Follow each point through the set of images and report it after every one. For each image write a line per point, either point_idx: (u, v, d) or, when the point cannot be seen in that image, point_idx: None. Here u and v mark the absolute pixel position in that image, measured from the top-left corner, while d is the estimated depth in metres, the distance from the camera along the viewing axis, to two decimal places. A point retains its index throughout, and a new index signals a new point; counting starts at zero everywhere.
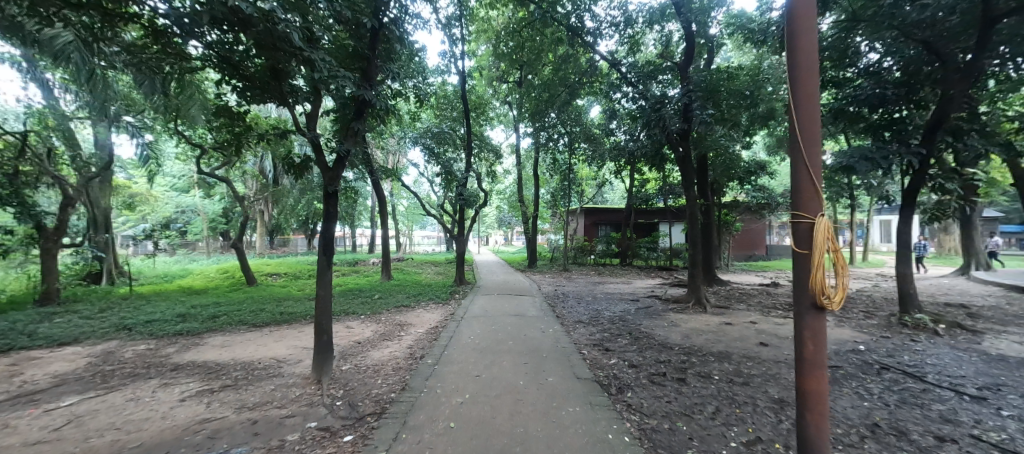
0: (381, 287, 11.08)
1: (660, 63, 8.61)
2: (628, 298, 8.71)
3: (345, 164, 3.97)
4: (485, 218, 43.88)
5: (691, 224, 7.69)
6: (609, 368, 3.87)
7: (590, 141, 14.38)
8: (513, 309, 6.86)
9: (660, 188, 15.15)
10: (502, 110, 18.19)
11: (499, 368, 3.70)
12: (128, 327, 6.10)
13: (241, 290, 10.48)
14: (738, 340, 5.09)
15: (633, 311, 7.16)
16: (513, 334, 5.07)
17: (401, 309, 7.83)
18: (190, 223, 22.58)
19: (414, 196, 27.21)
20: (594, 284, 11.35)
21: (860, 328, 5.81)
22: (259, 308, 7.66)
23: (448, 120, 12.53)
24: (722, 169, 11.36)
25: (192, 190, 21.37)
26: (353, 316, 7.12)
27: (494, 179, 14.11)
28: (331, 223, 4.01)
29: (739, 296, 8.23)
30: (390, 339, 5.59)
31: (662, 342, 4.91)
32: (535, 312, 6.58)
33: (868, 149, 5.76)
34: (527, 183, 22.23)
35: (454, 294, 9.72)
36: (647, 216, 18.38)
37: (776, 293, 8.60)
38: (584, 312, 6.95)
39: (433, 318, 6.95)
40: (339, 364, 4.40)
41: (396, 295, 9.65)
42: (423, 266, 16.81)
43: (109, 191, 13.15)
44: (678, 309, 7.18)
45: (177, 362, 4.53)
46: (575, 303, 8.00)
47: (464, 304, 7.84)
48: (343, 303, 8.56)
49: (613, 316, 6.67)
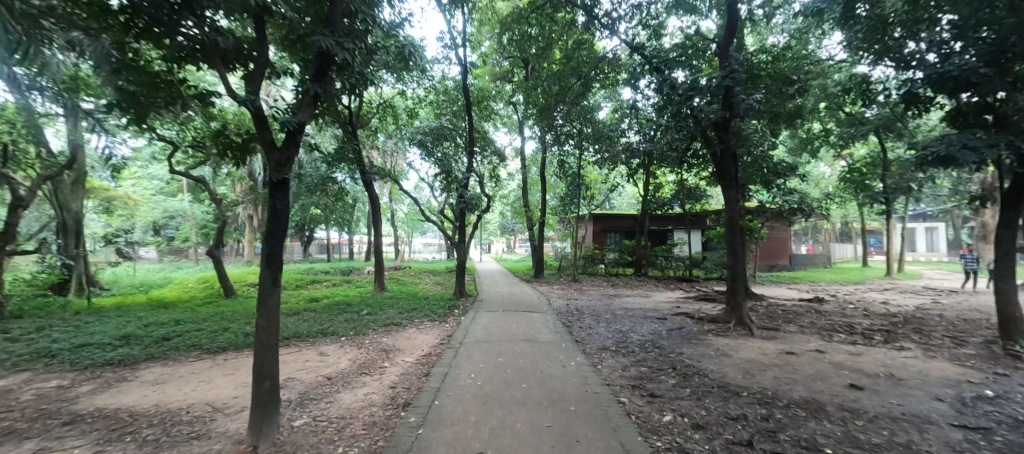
0: (373, 300, 9.90)
1: (689, 46, 7.54)
2: (654, 316, 7.51)
3: (295, 141, 2.87)
4: (488, 224, 42.68)
5: (732, 228, 6.52)
6: (668, 434, 2.69)
7: (601, 141, 13.33)
8: (521, 331, 5.69)
9: (677, 192, 14.02)
10: (506, 109, 17.18)
11: (510, 436, 2.53)
12: (50, 355, 4.97)
13: (214, 304, 9.33)
14: (819, 380, 3.92)
15: (665, 333, 5.97)
16: (526, 370, 3.89)
17: (390, 330, 6.67)
18: (179, 230, 21.57)
19: (413, 202, 26.17)
20: (609, 297, 10.17)
21: (958, 360, 4.64)
22: (224, 327, 6.54)
23: (447, 116, 11.45)
24: (750, 170, 10.26)
25: (180, 194, 20.42)
26: (330, 339, 5.96)
27: (498, 183, 13.02)
28: (280, 221, 2.92)
29: (784, 315, 7.04)
30: (369, 372, 4.44)
31: (720, 383, 3.75)
32: (549, 336, 5.44)
33: (970, 136, 4.64)
34: (533, 187, 21.09)
35: (453, 309, 8.56)
36: (660, 223, 17.22)
37: (827, 311, 7.37)
38: (607, 335, 5.81)
39: (426, 342, 5.79)
40: (292, 417, 3.24)
41: (387, 310, 8.48)
42: (421, 275, 15.68)
43: (82, 194, 12.09)
44: (718, 332, 6.04)
45: (78, 411, 3.40)
46: (593, 322, 6.81)
47: (464, 323, 6.71)
48: (324, 320, 7.41)
49: (644, 340, 5.50)
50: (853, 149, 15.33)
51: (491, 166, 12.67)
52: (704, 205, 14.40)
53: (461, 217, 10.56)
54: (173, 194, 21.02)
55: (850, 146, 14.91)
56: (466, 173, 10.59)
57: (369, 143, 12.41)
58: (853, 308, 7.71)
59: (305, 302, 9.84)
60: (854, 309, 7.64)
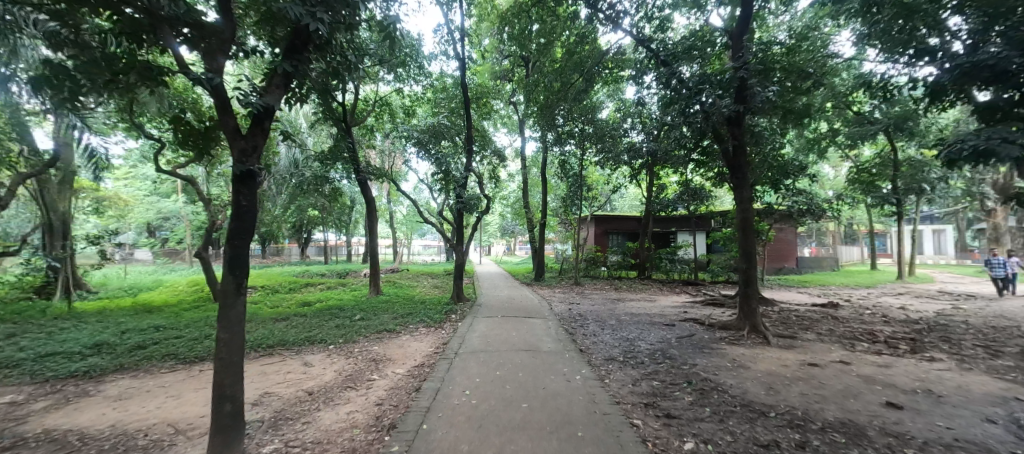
0: (366, 304, 9.48)
1: (697, 38, 7.18)
2: (661, 322, 7.13)
3: (262, 126, 2.51)
4: (488, 226, 42.30)
5: (745, 230, 6.14)
6: None
7: (603, 140, 12.99)
8: (521, 340, 5.30)
9: (681, 193, 13.65)
10: (506, 109, 16.87)
11: None
12: (11, 365, 4.59)
13: (202, 308, 8.94)
14: (851, 398, 3.54)
15: (675, 342, 5.59)
16: (528, 387, 3.49)
17: (382, 337, 6.28)
18: (173, 231, 21.18)
19: (412, 204, 25.81)
20: (612, 301, 9.78)
21: (999, 373, 4.25)
22: (206, 334, 6.15)
23: (445, 114, 11.11)
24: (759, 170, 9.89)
25: (174, 195, 20.05)
26: (317, 347, 5.57)
27: (498, 183, 12.67)
28: (247, 219, 2.56)
29: (800, 322, 6.65)
30: (354, 386, 4.05)
31: (744, 402, 3.36)
32: (552, 345, 5.05)
33: (1010, 129, 4.27)
34: (533, 188, 20.72)
35: (451, 314, 8.18)
36: (663, 225, 16.86)
37: (844, 317, 6.99)
38: (613, 344, 5.42)
39: (419, 351, 5.39)
40: (261, 442, 2.85)
41: (380, 315, 8.09)
42: (419, 278, 15.31)
43: (68, 194, 11.70)
44: (732, 341, 5.66)
45: (22, 434, 3.01)
46: (597, 329, 6.42)
47: (460, 329, 6.33)
48: (313, 326, 7.02)
49: (653, 350, 5.12)
50: (860, 149, 14.98)
51: (490, 165, 12.32)
52: (709, 206, 14.03)
53: (459, 217, 10.19)
54: (167, 194, 20.65)
55: (858, 147, 14.58)
56: (464, 173, 10.21)
57: (364, 141, 12.07)
58: (871, 314, 7.33)
59: (296, 307, 9.44)
60: (871, 315, 7.26)
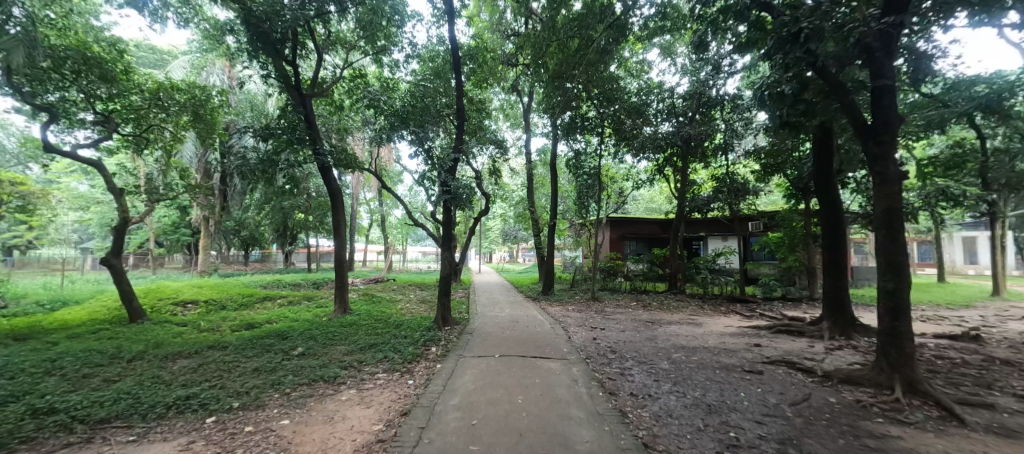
0: (320, 329, 7.13)
1: None
2: (738, 367, 4.79)
3: None
4: (490, 231, 40.15)
5: (888, 226, 3.80)
6: None
7: (624, 125, 10.90)
8: (532, 419, 2.94)
9: (720, 190, 11.34)
10: (507, 98, 14.79)
11: None
12: None
13: (100, 333, 6.68)
14: None
15: (800, 420, 3.20)
16: None
17: (314, 394, 3.98)
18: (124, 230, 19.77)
19: (405, 206, 23.61)
20: (649, 326, 7.42)
21: None
22: (24, 389, 3.84)
23: (429, 81, 8.83)
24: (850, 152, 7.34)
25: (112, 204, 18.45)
26: (181, 424, 3.26)
27: (499, 179, 10.48)
28: None
29: (966, 374, 4.28)
30: None
31: None
32: (590, 436, 2.69)
33: None
34: (540, 189, 18.55)
35: (431, 346, 5.88)
36: (692, 230, 14.52)
37: (1019, 363, 4.61)
38: (694, 424, 3.09)
39: (351, 435, 3.04)
40: None
41: (329, 349, 5.76)
42: (405, 291, 12.98)
43: None
44: (898, 417, 3.31)
45: None
46: (650, 383, 4.09)
47: (436, 382, 4.00)
48: (220, 369, 4.73)
49: (775, 442, 2.78)
50: (931, 140, 12.62)
51: (490, 157, 10.13)
52: (753, 207, 11.68)
53: (449, 214, 7.88)
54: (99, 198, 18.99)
55: (925, 139, 12.31)
56: (453, 155, 7.86)
57: (336, 124, 9.95)
58: None
59: (231, 333, 7.13)
60: None
